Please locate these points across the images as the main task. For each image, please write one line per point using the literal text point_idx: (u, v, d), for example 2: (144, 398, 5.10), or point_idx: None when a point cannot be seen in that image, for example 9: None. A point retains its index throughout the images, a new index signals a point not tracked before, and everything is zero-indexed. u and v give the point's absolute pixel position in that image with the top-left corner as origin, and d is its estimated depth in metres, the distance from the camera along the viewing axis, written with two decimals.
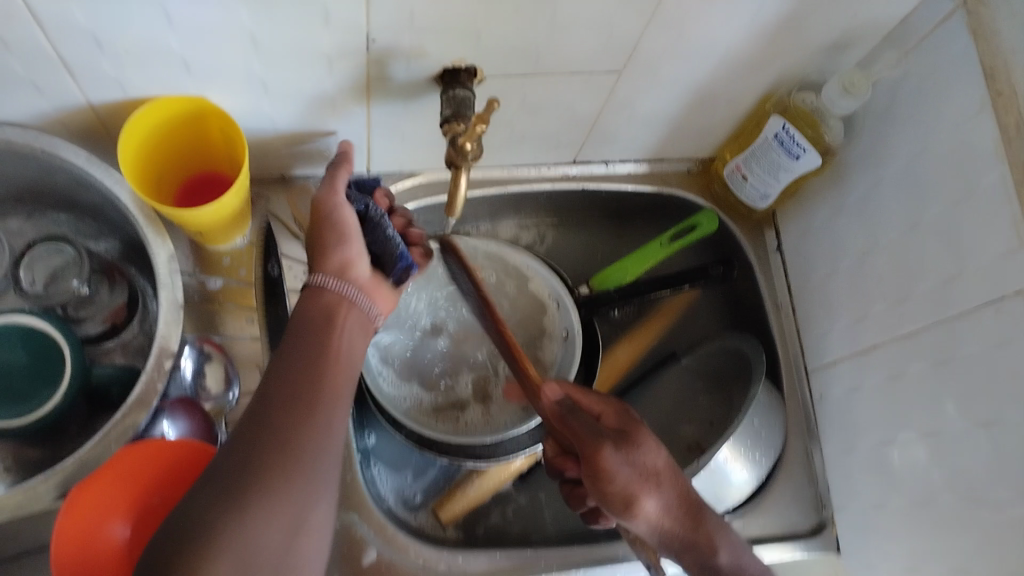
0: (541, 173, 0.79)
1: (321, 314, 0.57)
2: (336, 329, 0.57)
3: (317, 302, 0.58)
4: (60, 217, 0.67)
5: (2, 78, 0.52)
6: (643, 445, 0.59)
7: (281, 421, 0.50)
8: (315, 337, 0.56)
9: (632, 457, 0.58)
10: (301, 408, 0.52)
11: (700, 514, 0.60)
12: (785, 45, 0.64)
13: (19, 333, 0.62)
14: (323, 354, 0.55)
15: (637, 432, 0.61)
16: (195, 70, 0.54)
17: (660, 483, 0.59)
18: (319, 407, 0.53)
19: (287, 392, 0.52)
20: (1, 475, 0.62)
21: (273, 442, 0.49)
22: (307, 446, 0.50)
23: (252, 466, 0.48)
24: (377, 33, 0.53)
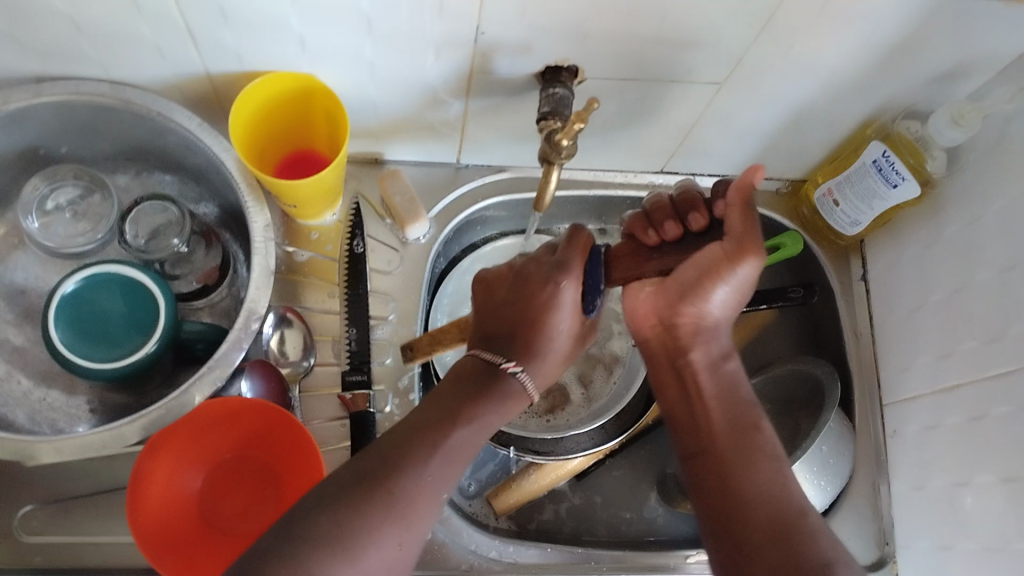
0: (626, 179, 0.80)
1: (501, 393, 0.57)
2: (488, 405, 0.56)
3: (499, 384, 0.58)
4: (165, 178, 0.70)
5: (130, 40, 0.55)
6: (702, 339, 0.64)
7: (387, 475, 0.50)
8: (478, 401, 0.56)
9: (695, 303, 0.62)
10: (413, 460, 0.51)
11: (758, 425, 0.60)
12: (894, 72, 0.62)
13: (120, 282, 0.64)
14: (466, 425, 0.54)
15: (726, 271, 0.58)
16: (309, 48, 0.57)
17: (668, 332, 0.64)
18: (435, 466, 0.52)
19: (427, 426, 0.53)
20: (87, 415, 0.66)
21: (386, 499, 0.49)
22: (378, 521, 0.49)
23: (360, 504, 0.49)
24: (486, 26, 0.54)
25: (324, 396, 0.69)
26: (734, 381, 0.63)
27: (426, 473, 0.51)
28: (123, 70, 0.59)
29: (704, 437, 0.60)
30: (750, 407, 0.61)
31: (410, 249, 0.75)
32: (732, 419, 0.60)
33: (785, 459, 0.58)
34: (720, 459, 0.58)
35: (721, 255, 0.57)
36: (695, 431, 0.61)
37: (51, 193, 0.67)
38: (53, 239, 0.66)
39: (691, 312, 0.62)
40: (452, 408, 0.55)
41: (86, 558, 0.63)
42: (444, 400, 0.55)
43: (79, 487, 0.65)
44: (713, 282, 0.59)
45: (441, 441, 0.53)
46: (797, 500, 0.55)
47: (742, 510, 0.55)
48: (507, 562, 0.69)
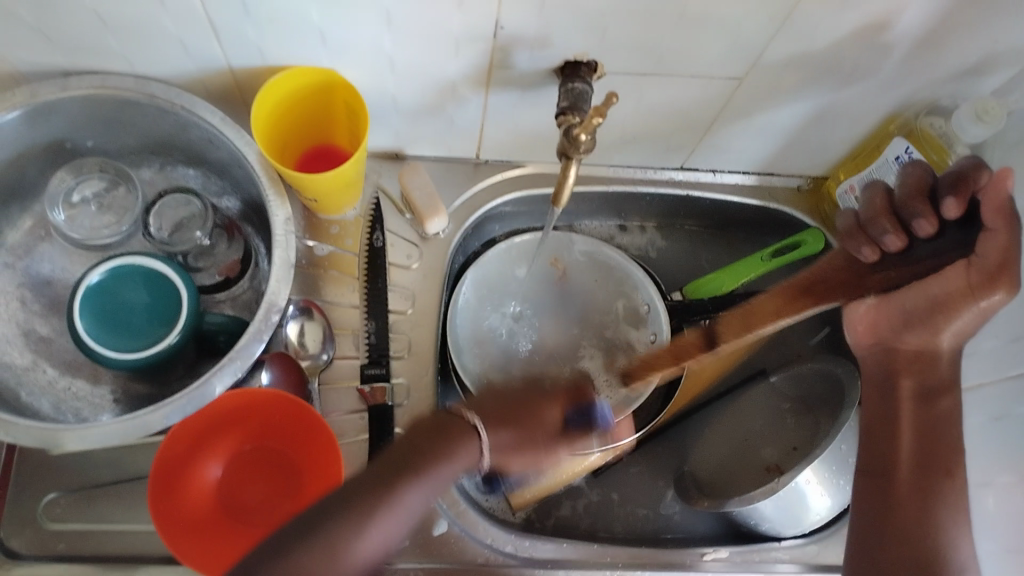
0: (646, 175, 0.80)
1: (435, 458, 0.54)
2: (440, 463, 0.54)
3: (453, 437, 0.56)
4: (189, 172, 0.71)
5: (155, 34, 0.56)
6: (925, 364, 0.59)
7: (318, 538, 0.49)
8: (421, 461, 0.54)
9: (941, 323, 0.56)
10: (347, 524, 0.50)
11: (948, 470, 0.58)
12: (917, 66, 0.62)
13: (144, 273, 0.65)
14: (411, 484, 0.53)
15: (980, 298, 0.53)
16: (330, 42, 0.57)
17: (907, 355, 0.60)
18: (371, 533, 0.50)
19: (372, 486, 0.52)
20: (110, 405, 0.67)
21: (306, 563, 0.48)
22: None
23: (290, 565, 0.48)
24: (506, 20, 0.55)
25: (342, 389, 0.69)
26: (942, 421, 0.59)
27: (363, 535, 0.50)
28: (148, 64, 0.60)
29: (919, 477, 0.58)
30: (950, 448, 0.58)
31: (429, 244, 0.75)
32: (916, 458, 0.59)
33: (966, 511, 0.58)
34: (921, 491, 0.58)
35: (965, 284, 0.53)
36: (881, 464, 0.60)
37: (77, 185, 0.68)
38: (78, 231, 0.67)
39: (884, 314, 0.60)
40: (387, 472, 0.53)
41: (110, 546, 0.64)
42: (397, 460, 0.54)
43: (103, 476, 0.66)
44: (947, 311, 0.55)
45: (391, 500, 0.52)
46: (961, 553, 0.56)
47: (904, 543, 0.57)
48: (523, 557, 0.69)
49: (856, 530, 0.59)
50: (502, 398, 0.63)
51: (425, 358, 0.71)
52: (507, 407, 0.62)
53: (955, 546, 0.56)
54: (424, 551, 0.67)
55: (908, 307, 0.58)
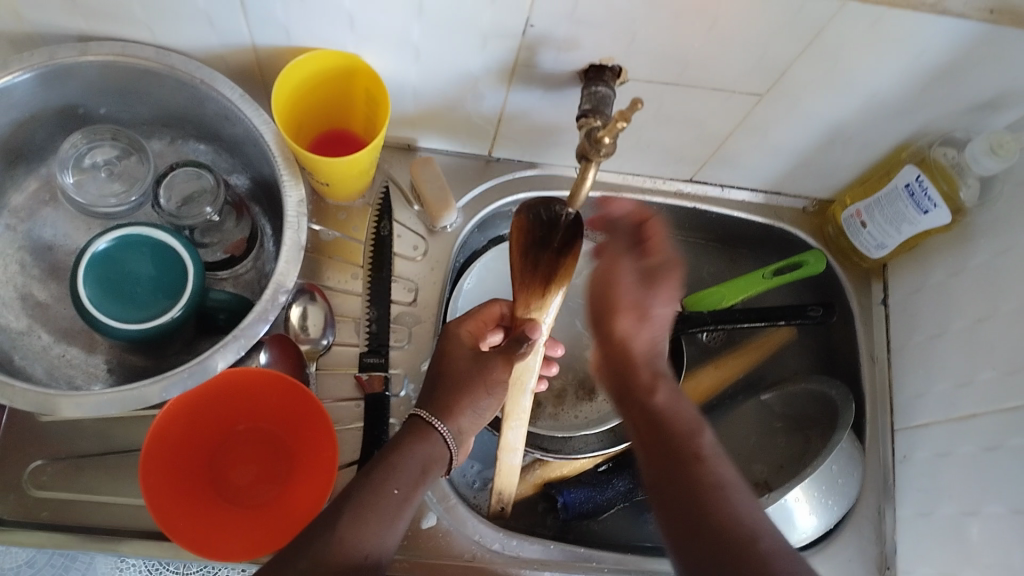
0: (655, 185, 0.80)
1: (418, 468, 0.58)
2: (410, 453, 0.58)
3: (417, 435, 0.60)
4: (199, 147, 0.71)
5: (182, 5, 0.55)
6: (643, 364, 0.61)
7: (330, 546, 0.51)
8: (398, 473, 0.57)
9: (639, 289, 0.61)
10: (360, 533, 0.53)
11: (699, 456, 0.54)
12: (934, 97, 0.63)
13: (151, 245, 0.64)
14: (397, 499, 0.56)
15: (672, 283, 0.61)
16: (358, 27, 0.57)
17: (636, 362, 0.61)
18: (377, 541, 0.54)
19: (356, 516, 0.53)
20: (104, 374, 0.66)
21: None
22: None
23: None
24: (536, 19, 0.55)
25: (340, 375, 0.69)
26: (669, 414, 0.57)
27: (371, 503, 0.55)
28: (170, 35, 0.60)
29: (680, 465, 0.53)
30: (687, 436, 0.56)
31: (435, 239, 0.75)
32: (664, 462, 0.54)
33: (743, 483, 0.54)
34: (692, 481, 0.52)
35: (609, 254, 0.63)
36: (646, 465, 0.56)
37: (89, 151, 0.67)
38: (85, 196, 0.66)
39: (627, 329, 0.61)
40: (364, 500, 0.55)
41: (93, 519, 0.63)
42: (368, 484, 0.56)
43: (90, 446, 0.65)
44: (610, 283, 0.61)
45: (388, 473, 0.56)
46: (754, 521, 0.51)
47: (699, 513, 0.51)
48: (509, 555, 0.69)
49: (674, 539, 0.52)
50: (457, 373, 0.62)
51: (427, 350, 0.71)
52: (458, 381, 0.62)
53: (744, 513, 0.51)
54: (411, 543, 0.67)
55: (592, 308, 0.62)
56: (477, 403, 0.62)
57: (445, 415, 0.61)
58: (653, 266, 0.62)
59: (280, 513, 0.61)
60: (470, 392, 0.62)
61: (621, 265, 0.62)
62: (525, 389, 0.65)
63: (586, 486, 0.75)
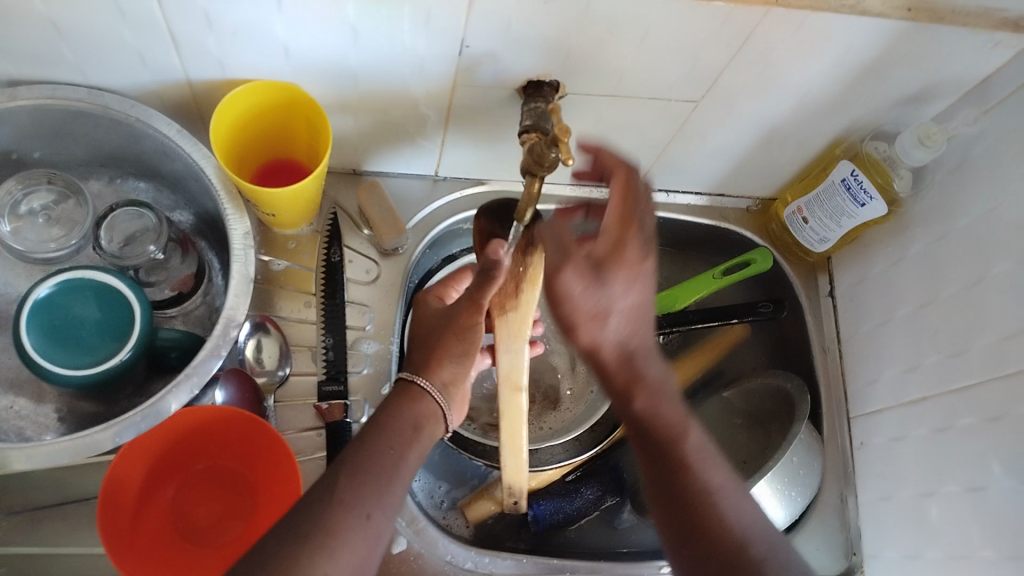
0: (602, 194, 0.81)
1: (408, 426, 0.55)
2: (400, 415, 0.55)
3: (406, 397, 0.56)
4: (140, 184, 0.70)
5: (112, 44, 0.55)
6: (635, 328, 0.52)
7: (330, 512, 0.48)
8: (388, 432, 0.53)
9: (590, 295, 0.50)
10: (360, 494, 0.49)
11: (686, 462, 0.52)
12: (863, 93, 0.64)
13: (95, 288, 0.63)
14: (392, 460, 0.52)
15: (628, 273, 0.51)
16: (294, 57, 0.57)
17: (614, 360, 0.52)
18: (380, 501, 0.50)
19: (353, 479, 0.50)
20: (54, 424, 0.64)
21: (324, 540, 0.47)
22: (358, 544, 0.48)
23: (297, 551, 0.46)
24: (471, 39, 0.55)
25: (299, 406, 0.68)
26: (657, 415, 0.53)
27: (364, 471, 0.50)
28: (102, 75, 0.59)
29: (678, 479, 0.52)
30: (680, 439, 0.52)
31: (388, 262, 0.75)
32: (657, 471, 0.53)
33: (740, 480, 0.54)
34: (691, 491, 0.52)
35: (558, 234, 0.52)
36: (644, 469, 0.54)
37: (24, 197, 0.66)
38: (24, 243, 0.65)
39: (591, 336, 0.51)
40: (353, 466, 0.50)
41: (54, 568, 0.62)
42: (360, 452, 0.52)
43: (46, 498, 0.64)
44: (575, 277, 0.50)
45: (380, 440, 0.53)
46: (746, 531, 0.51)
47: (696, 522, 0.51)
48: (482, 573, 0.69)
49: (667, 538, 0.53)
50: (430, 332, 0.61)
51: (386, 374, 0.71)
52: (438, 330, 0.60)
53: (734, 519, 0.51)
54: (382, 570, 0.67)
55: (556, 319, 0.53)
56: (461, 354, 0.59)
57: (428, 372, 0.58)
58: (605, 258, 0.51)
59: (250, 551, 0.60)
60: (452, 345, 0.59)
61: (566, 275, 0.50)
62: (518, 387, 0.65)
63: (555, 497, 0.76)
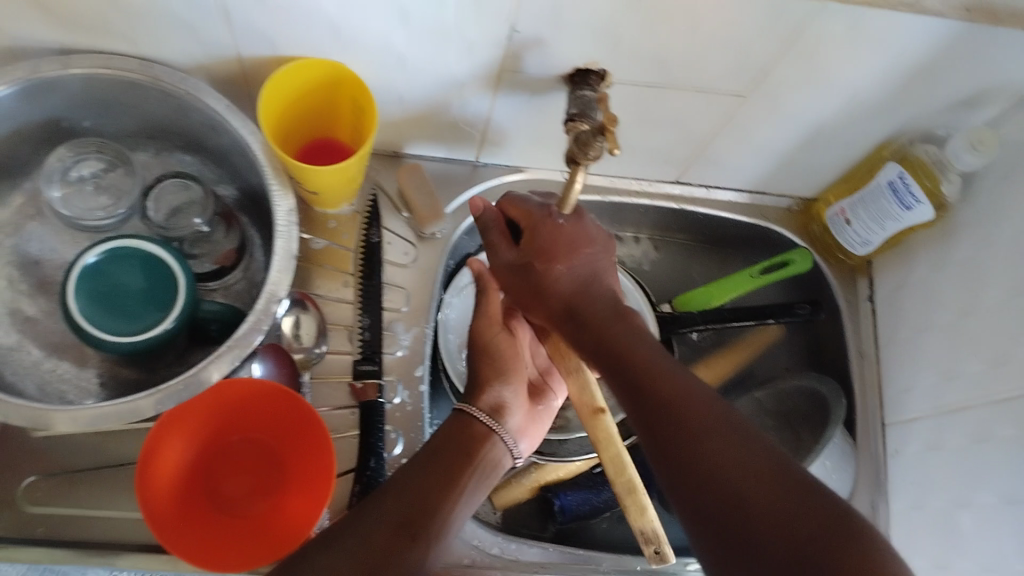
0: (642, 187, 0.81)
1: (464, 450, 0.58)
2: (461, 460, 0.58)
3: (462, 429, 0.60)
4: (186, 158, 0.71)
5: (166, 17, 0.56)
6: (565, 283, 0.62)
7: (382, 546, 0.50)
8: (437, 460, 0.57)
9: (539, 277, 0.63)
10: (407, 516, 0.53)
11: (649, 371, 0.55)
12: (914, 94, 0.63)
13: (141, 257, 0.64)
14: (441, 485, 0.56)
15: (558, 250, 0.63)
16: (344, 36, 0.57)
17: (557, 313, 0.61)
18: (430, 526, 0.53)
19: (399, 503, 0.53)
20: (95, 389, 0.66)
21: (368, 553, 0.50)
22: (404, 568, 0.50)
23: (344, 565, 0.49)
24: (521, 25, 0.55)
25: (334, 383, 0.69)
26: (622, 338, 0.58)
27: (423, 504, 0.54)
28: (155, 47, 0.60)
29: (676, 424, 0.52)
30: (636, 349, 0.57)
31: (425, 245, 0.76)
32: (620, 376, 0.56)
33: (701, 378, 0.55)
34: (688, 435, 0.51)
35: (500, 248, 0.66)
36: (613, 382, 0.57)
37: (75, 164, 0.67)
38: (71, 209, 0.66)
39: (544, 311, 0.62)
40: (412, 476, 0.55)
41: (92, 532, 0.63)
42: (410, 474, 0.56)
43: (85, 460, 0.65)
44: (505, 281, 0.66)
45: (438, 479, 0.56)
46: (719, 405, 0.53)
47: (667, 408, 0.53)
48: (508, 560, 0.69)
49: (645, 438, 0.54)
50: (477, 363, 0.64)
51: (421, 356, 0.72)
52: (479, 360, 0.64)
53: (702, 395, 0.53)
54: None
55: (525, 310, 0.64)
56: (502, 378, 0.63)
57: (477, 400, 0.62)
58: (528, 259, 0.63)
59: (279, 523, 0.61)
60: (484, 368, 0.63)
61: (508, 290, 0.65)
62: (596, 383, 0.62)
63: (583, 489, 0.76)
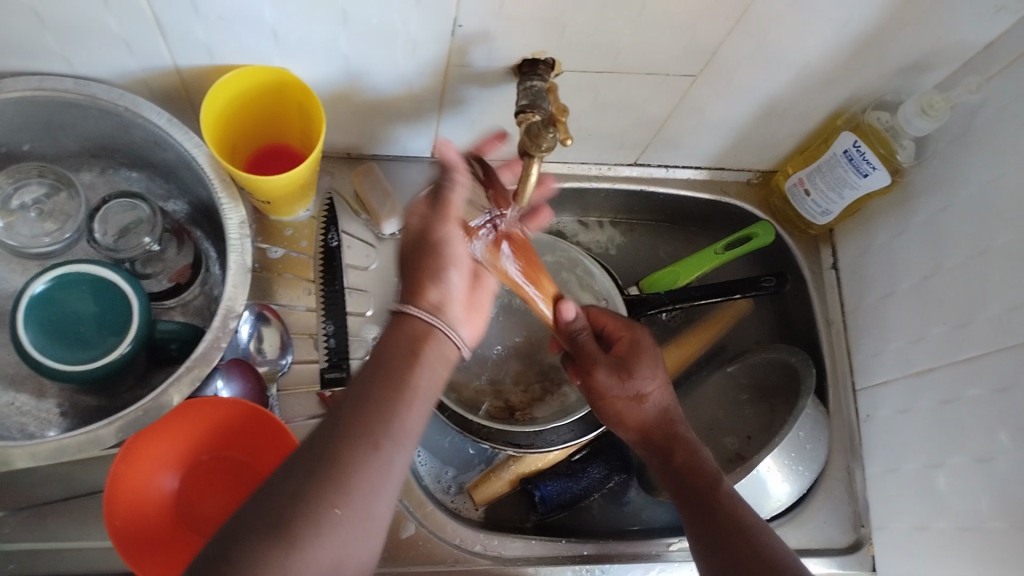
0: (601, 171, 0.80)
1: (408, 349, 0.50)
2: (410, 368, 0.49)
3: (402, 329, 0.51)
4: (132, 175, 0.69)
5: (97, 33, 0.53)
6: (654, 398, 0.64)
7: (309, 483, 0.43)
8: (389, 359, 0.49)
9: (625, 384, 0.64)
10: (369, 424, 0.46)
11: (720, 506, 0.59)
12: (864, 61, 0.63)
13: (91, 282, 0.62)
14: (400, 385, 0.48)
15: (649, 359, 0.65)
16: (283, 41, 0.56)
17: (637, 440, 0.65)
18: (391, 430, 0.47)
19: (359, 411, 0.46)
20: (57, 419, 0.64)
21: (332, 475, 0.44)
22: (366, 477, 0.45)
23: (304, 491, 0.43)
24: (463, 18, 0.54)
25: (302, 394, 0.68)
26: (693, 471, 0.61)
27: (363, 419, 0.46)
28: (89, 65, 0.58)
29: (736, 562, 0.55)
30: (708, 482, 0.61)
31: (384, 245, 0.75)
32: (692, 507, 0.60)
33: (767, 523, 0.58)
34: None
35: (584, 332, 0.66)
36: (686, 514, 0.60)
37: (16, 191, 0.65)
38: (16, 238, 0.64)
39: (638, 416, 0.64)
40: (369, 384, 0.48)
41: (64, 565, 0.62)
42: (365, 380, 0.48)
43: (52, 492, 0.63)
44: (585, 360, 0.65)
45: (386, 390, 0.48)
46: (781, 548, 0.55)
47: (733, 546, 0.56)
48: (492, 556, 0.69)
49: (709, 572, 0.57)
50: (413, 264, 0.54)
51: None
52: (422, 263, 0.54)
53: (768, 538, 0.56)
54: (393, 555, 0.67)
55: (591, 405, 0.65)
56: (443, 270, 0.54)
57: (419, 300, 0.52)
58: (625, 360, 0.64)
59: None
60: (433, 266, 0.53)
61: (597, 375, 0.64)
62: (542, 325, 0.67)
63: (562, 477, 0.75)
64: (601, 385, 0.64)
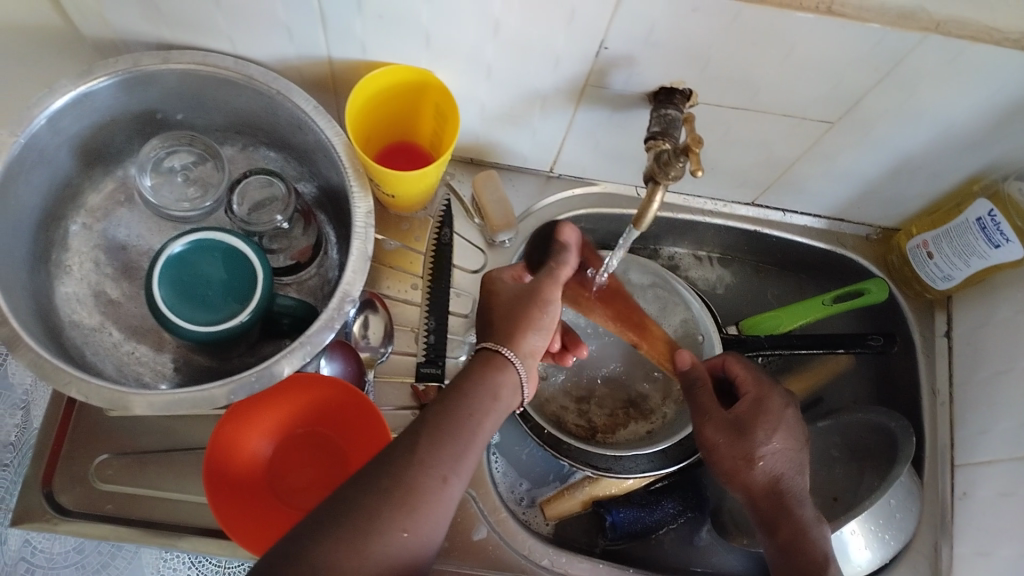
0: (716, 207, 0.80)
1: (486, 390, 0.53)
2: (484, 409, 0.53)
3: (488, 370, 0.54)
4: (270, 154, 0.73)
5: (263, 18, 0.57)
6: (776, 459, 0.60)
7: (384, 506, 0.47)
8: (466, 400, 0.52)
9: (740, 442, 0.61)
10: (440, 457, 0.49)
11: None
12: (1012, 129, 0.61)
13: (223, 249, 0.66)
14: (471, 426, 0.52)
15: (768, 425, 0.61)
16: (434, 45, 0.58)
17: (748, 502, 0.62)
18: (458, 464, 0.50)
19: (435, 439, 0.50)
20: (171, 373, 0.68)
21: (407, 498, 0.47)
22: (434, 509, 0.48)
23: (380, 511, 0.47)
24: (611, 41, 0.55)
25: (396, 383, 0.70)
26: (795, 554, 0.58)
27: (438, 450, 0.49)
28: (250, 47, 0.61)
29: None
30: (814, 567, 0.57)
31: (493, 252, 0.76)
32: None
33: None
34: None
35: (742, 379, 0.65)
36: None
37: (166, 156, 0.69)
38: (159, 199, 0.68)
39: (748, 479, 0.60)
40: (444, 419, 0.51)
41: (158, 513, 0.65)
42: (445, 407, 0.52)
43: (156, 442, 0.67)
44: (703, 414, 0.63)
45: (461, 430, 0.51)
46: None
47: None
48: (557, 571, 0.69)
49: None
50: (497, 316, 0.58)
51: None
52: (524, 312, 0.58)
53: None
54: (461, 554, 0.67)
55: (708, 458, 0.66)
56: (541, 326, 0.58)
57: (511, 342, 0.56)
58: (747, 421, 0.61)
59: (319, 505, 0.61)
60: (535, 317, 0.57)
61: (708, 429, 0.62)
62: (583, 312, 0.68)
63: (635, 506, 0.74)
64: (716, 443, 0.61)
